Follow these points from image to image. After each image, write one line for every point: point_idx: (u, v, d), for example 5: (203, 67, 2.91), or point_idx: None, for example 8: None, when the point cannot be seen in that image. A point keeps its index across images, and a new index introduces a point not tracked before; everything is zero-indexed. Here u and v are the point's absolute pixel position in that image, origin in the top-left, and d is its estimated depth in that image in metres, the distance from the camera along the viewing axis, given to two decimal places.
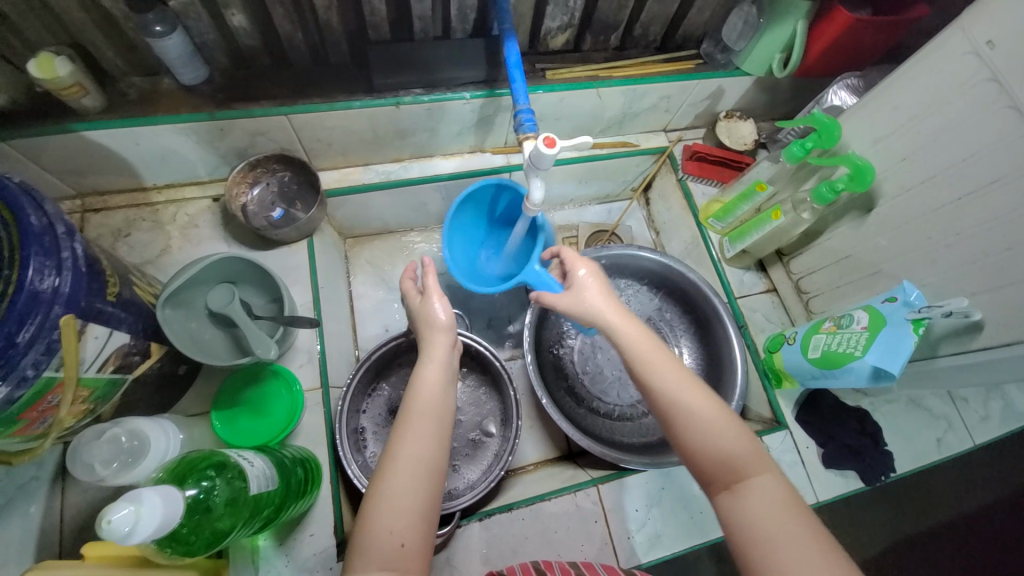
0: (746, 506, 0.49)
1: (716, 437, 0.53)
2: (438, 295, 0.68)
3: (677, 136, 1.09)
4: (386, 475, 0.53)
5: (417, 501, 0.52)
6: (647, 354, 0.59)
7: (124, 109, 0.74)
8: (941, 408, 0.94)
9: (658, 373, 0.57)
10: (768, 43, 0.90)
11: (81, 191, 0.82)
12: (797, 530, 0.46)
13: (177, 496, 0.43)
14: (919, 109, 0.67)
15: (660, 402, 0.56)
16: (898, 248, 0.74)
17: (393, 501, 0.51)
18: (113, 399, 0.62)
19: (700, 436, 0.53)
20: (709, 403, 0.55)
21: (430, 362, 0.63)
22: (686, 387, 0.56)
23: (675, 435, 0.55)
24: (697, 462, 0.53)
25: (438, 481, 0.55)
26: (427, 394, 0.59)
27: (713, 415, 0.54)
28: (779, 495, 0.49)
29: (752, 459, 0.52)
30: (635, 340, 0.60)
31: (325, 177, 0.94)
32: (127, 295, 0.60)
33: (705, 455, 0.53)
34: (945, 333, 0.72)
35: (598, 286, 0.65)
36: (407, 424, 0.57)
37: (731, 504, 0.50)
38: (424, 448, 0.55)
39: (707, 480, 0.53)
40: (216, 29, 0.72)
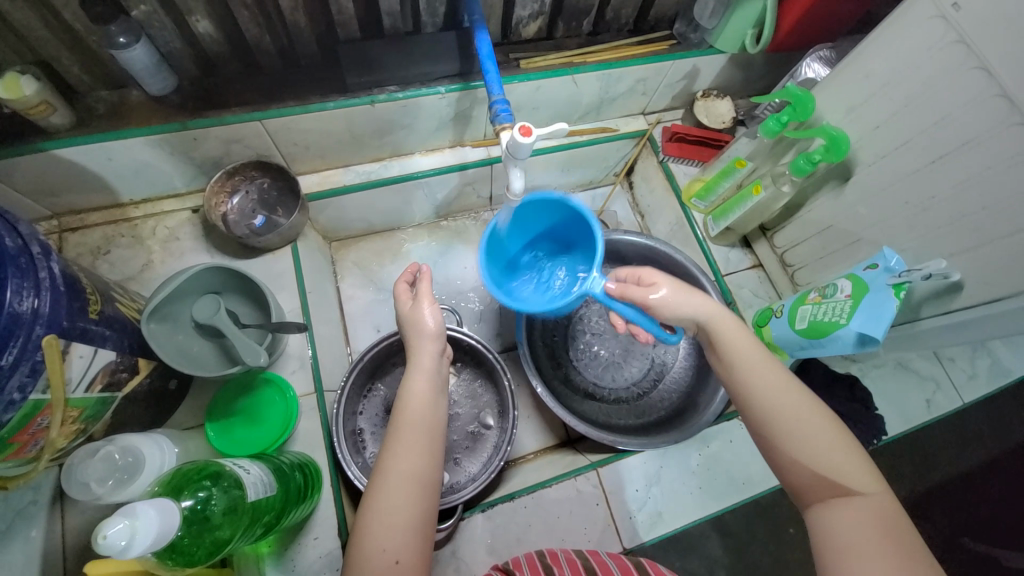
0: (843, 518, 0.49)
1: (822, 451, 0.52)
2: (427, 296, 0.65)
3: (656, 118, 1.09)
4: (379, 494, 0.54)
5: (413, 518, 0.53)
6: (758, 368, 0.57)
7: (94, 124, 0.73)
8: (928, 370, 0.96)
9: (774, 387, 0.56)
10: (739, 19, 0.90)
11: (57, 211, 0.81)
12: (889, 545, 0.47)
13: (172, 507, 0.43)
14: (890, 76, 0.67)
15: (767, 413, 0.55)
16: (877, 215, 0.75)
17: (383, 517, 0.53)
18: (104, 418, 0.62)
19: (806, 451, 0.53)
20: (818, 417, 0.54)
21: (417, 372, 0.62)
22: (789, 397, 0.55)
23: (774, 445, 0.55)
24: (794, 473, 0.53)
25: (429, 494, 0.56)
26: (415, 407, 0.59)
27: (820, 430, 0.53)
28: (877, 511, 0.49)
29: (858, 474, 0.51)
30: (743, 354, 0.58)
31: (305, 181, 0.93)
32: (110, 312, 0.60)
33: (805, 469, 0.52)
34: (926, 296, 0.73)
35: (681, 293, 0.62)
36: (396, 439, 0.57)
37: (825, 515, 0.50)
38: (412, 464, 0.55)
39: (802, 490, 0.53)
40: (181, 37, 0.71)
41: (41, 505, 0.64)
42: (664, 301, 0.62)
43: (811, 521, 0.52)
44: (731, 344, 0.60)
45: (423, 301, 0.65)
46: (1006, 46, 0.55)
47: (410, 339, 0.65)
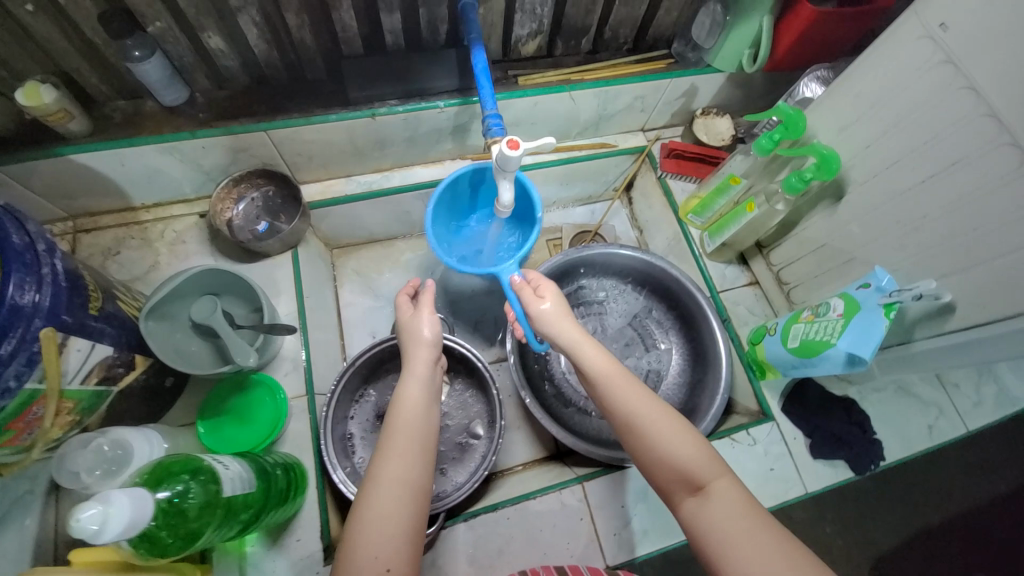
0: (707, 511, 0.51)
1: (674, 449, 0.55)
2: (427, 308, 0.70)
3: (655, 135, 1.10)
4: (370, 500, 0.53)
5: (405, 523, 0.52)
6: (608, 377, 0.60)
7: (110, 132, 0.77)
8: (932, 395, 0.93)
9: (621, 395, 0.59)
10: (736, 39, 0.92)
11: (73, 213, 0.85)
12: (750, 527, 0.49)
13: (146, 496, 0.45)
14: (880, 96, 0.68)
15: (624, 422, 0.58)
16: (869, 234, 0.74)
17: (376, 523, 0.52)
18: (99, 411, 0.64)
19: (663, 453, 0.55)
20: (666, 417, 0.57)
21: (412, 379, 0.64)
22: (642, 402, 0.58)
23: (641, 452, 0.57)
24: (659, 475, 0.56)
25: (420, 501, 0.55)
26: (410, 411, 0.60)
27: (667, 428, 0.56)
28: (737, 497, 0.51)
29: (714, 463, 0.54)
30: (601, 365, 0.61)
31: (308, 189, 0.96)
32: (109, 308, 0.62)
33: (668, 468, 0.55)
34: (919, 316, 0.72)
35: (560, 311, 0.66)
36: (391, 443, 0.57)
37: (696, 510, 0.52)
38: (406, 469, 0.55)
39: (670, 492, 0.55)
40: (194, 52, 0.75)
41: (36, 494, 0.65)
42: (544, 318, 0.66)
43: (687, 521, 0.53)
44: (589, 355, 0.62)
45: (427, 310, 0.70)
46: (993, 67, 0.55)
47: (408, 349, 0.68)
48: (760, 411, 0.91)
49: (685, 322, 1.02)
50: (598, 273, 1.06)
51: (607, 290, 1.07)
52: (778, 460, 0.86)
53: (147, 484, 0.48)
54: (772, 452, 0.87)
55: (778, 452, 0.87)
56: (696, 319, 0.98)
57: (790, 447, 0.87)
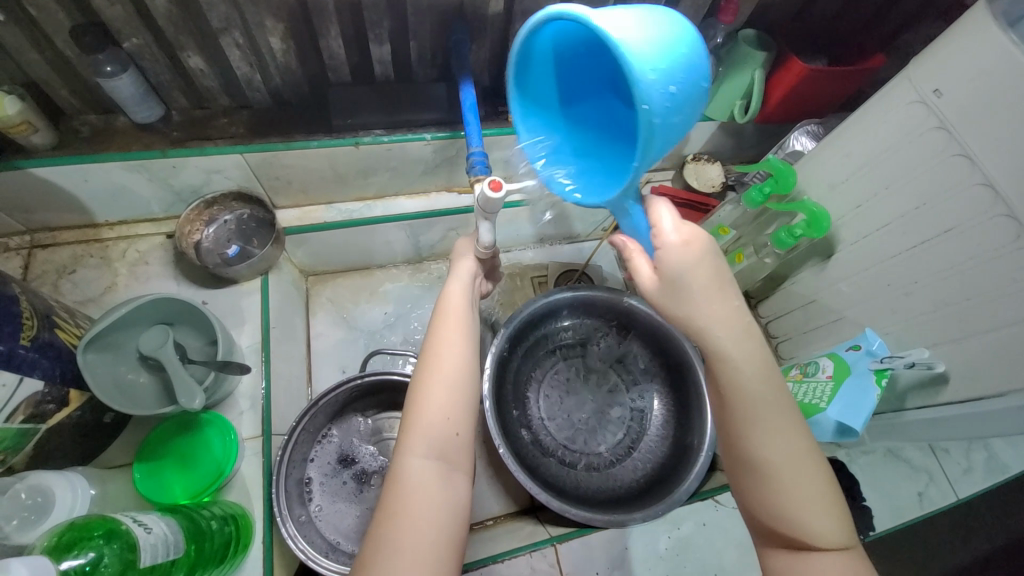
0: (806, 566, 0.48)
1: (805, 506, 0.48)
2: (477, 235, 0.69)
3: (645, 177, 1.10)
4: (433, 381, 0.55)
5: (467, 404, 0.56)
6: (759, 406, 0.50)
7: (75, 146, 0.73)
8: (922, 460, 0.88)
9: (781, 441, 0.50)
10: (727, 91, 0.92)
11: (30, 227, 0.81)
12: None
13: (49, 567, 0.39)
14: (871, 157, 0.67)
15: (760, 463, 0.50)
16: (859, 295, 0.73)
17: (443, 395, 0.54)
18: (26, 450, 0.57)
19: (794, 510, 0.48)
20: (815, 471, 0.50)
21: (456, 285, 0.64)
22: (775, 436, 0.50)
23: (761, 495, 0.50)
24: (767, 518, 0.50)
25: (473, 389, 0.57)
26: (454, 308, 0.61)
27: (807, 482, 0.49)
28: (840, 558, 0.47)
29: (842, 528, 0.49)
30: (743, 370, 0.50)
31: (286, 215, 0.92)
32: (45, 337, 0.57)
33: (787, 522, 0.49)
34: (911, 385, 0.71)
35: (695, 273, 0.51)
36: (445, 329, 0.59)
37: (789, 560, 0.49)
38: (462, 353, 0.58)
39: (770, 533, 0.50)
40: (172, 70, 0.72)
41: None
42: (681, 286, 0.52)
43: (773, 564, 0.50)
44: (740, 365, 0.51)
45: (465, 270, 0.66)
46: (986, 137, 0.54)
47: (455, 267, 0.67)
48: None
49: (671, 371, 0.98)
50: (584, 314, 1.00)
51: (593, 332, 1.02)
52: None
53: (53, 551, 0.42)
54: None
55: None
56: (683, 369, 0.94)
57: None
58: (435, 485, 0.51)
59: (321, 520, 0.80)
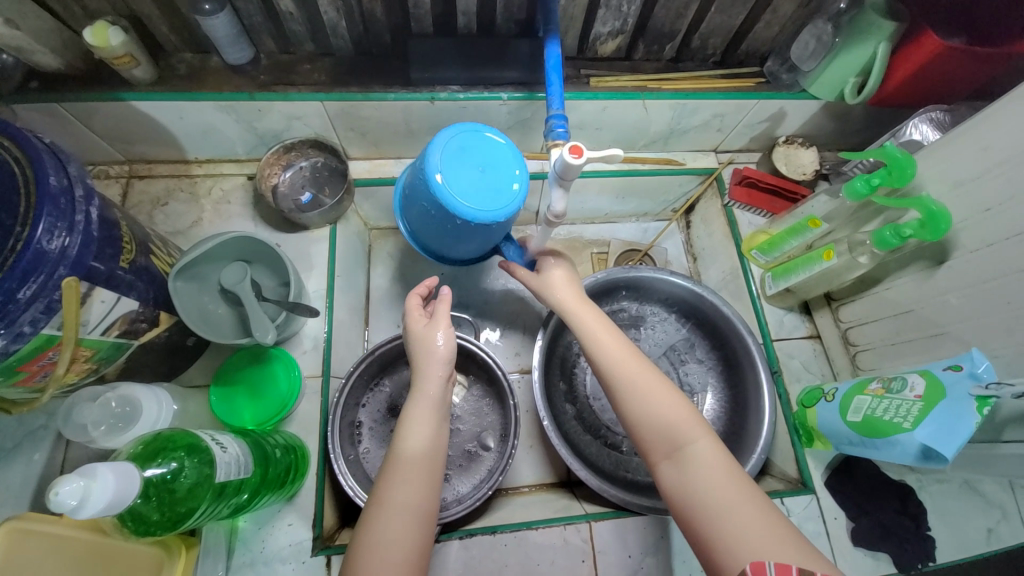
0: (684, 471, 0.54)
1: (659, 409, 0.58)
2: (444, 319, 0.67)
3: (728, 158, 1.01)
4: (374, 520, 0.54)
5: (408, 545, 0.53)
6: (603, 337, 0.65)
7: (172, 82, 0.77)
8: (1001, 496, 0.81)
9: (632, 370, 0.61)
10: (841, 66, 0.81)
11: (130, 158, 0.86)
12: (729, 489, 0.52)
13: (133, 474, 0.42)
14: (1014, 153, 0.58)
15: (614, 385, 0.61)
16: (970, 309, 0.65)
17: (381, 545, 0.52)
18: (117, 362, 0.63)
19: (648, 414, 0.58)
20: (658, 381, 0.60)
21: (422, 399, 0.62)
22: (625, 360, 0.62)
23: (628, 413, 0.59)
24: (642, 434, 0.58)
25: (428, 527, 0.56)
26: (422, 437, 0.59)
27: (655, 392, 0.59)
28: (714, 456, 0.55)
29: (694, 424, 0.57)
30: (593, 324, 0.66)
31: (357, 166, 0.94)
32: (141, 261, 0.61)
33: (649, 430, 0.57)
34: (1014, 415, 0.63)
35: (563, 277, 0.72)
36: (401, 472, 0.57)
37: (671, 470, 0.56)
38: (414, 497, 0.56)
39: (650, 450, 0.58)
40: (264, 12, 0.73)
41: (50, 432, 0.65)
42: (550, 283, 0.71)
43: (663, 480, 0.56)
44: (586, 319, 0.67)
45: (439, 324, 0.67)
46: None
47: (419, 362, 0.65)
48: (800, 480, 0.82)
49: (728, 365, 0.93)
50: (641, 297, 0.98)
51: (651, 317, 0.99)
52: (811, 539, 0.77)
53: (140, 458, 0.46)
54: (806, 529, 0.78)
55: (813, 531, 0.78)
56: (742, 365, 0.89)
57: (828, 527, 0.78)
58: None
59: (367, 462, 0.84)
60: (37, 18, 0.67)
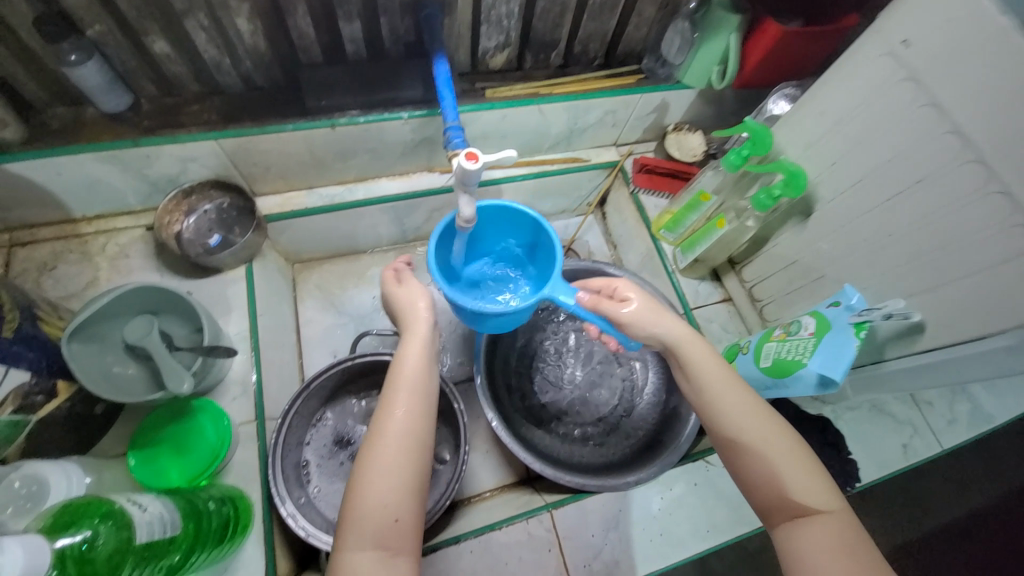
0: (809, 541, 0.51)
1: (788, 469, 0.54)
2: (415, 282, 0.67)
3: (628, 149, 1.09)
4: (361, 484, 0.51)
5: (411, 478, 0.52)
6: (721, 387, 0.59)
7: (44, 138, 0.72)
8: (905, 413, 0.91)
9: (750, 420, 0.56)
10: (705, 55, 0.91)
11: (5, 225, 0.80)
12: (859, 567, 0.48)
13: (44, 546, 0.39)
14: (845, 113, 0.68)
15: (741, 442, 0.56)
16: (838, 252, 0.75)
17: (380, 476, 0.51)
18: (16, 441, 0.58)
19: (773, 477, 0.54)
20: (791, 446, 0.55)
21: (415, 341, 0.61)
22: (751, 414, 0.57)
23: (750, 473, 0.56)
24: (761, 495, 0.55)
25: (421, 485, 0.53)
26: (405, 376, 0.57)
27: (788, 455, 0.55)
28: (844, 529, 0.51)
29: (827, 495, 0.53)
30: (704, 366, 0.60)
31: (267, 202, 0.92)
32: (27, 330, 0.57)
33: (774, 494, 0.54)
34: (889, 335, 0.72)
35: (640, 305, 0.63)
36: (396, 401, 0.55)
37: (792, 536, 0.52)
38: (411, 426, 0.54)
39: (771, 511, 0.54)
40: (138, 57, 0.71)
41: None
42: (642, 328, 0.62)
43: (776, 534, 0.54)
44: (705, 372, 0.60)
45: (415, 288, 0.65)
46: (951, 84, 0.56)
47: (405, 320, 0.64)
48: None
49: None
50: None
51: None
52: None
53: (51, 528, 0.43)
54: None
55: None
56: None
57: None
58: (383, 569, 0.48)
59: (320, 500, 0.81)
60: None
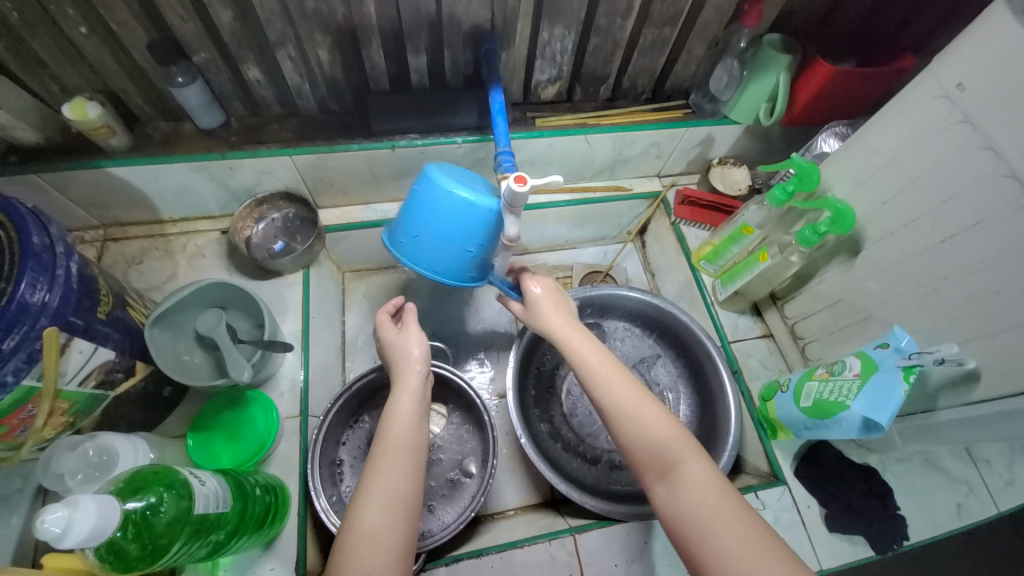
0: (678, 492, 0.54)
1: (692, 482, 0.54)
2: (415, 328, 0.70)
3: (670, 181, 1.11)
4: (341, 556, 0.51)
5: (390, 537, 0.52)
6: (621, 399, 0.60)
7: (147, 149, 0.82)
8: (961, 470, 0.85)
9: (637, 428, 0.58)
10: (753, 93, 0.93)
11: (105, 222, 0.90)
12: (723, 511, 0.52)
13: (114, 506, 0.44)
14: (897, 153, 0.67)
15: (639, 452, 0.58)
16: (888, 293, 0.73)
17: (359, 539, 0.51)
18: (94, 414, 0.64)
19: (631, 435, 0.59)
20: (688, 454, 0.56)
21: (405, 390, 0.64)
22: (643, 411, 0.59)
23: (620, 435, 0.59)
24: (633, 459, 0.58)
25: (406, 526, 0.54)
26: (400, 427, 0.60)
27: (649, 413, 0.59)
28: (755, 530, 0.50)
29: (689, 445, 0.57)
30: (606, 378, 0.62)
31: (327, 214, 0.99)
32: (117, 314, 0.64)
33: (641, 450, 0.58)
34: (943, 383, 0.69)
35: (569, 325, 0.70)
36: (383, 458, 0.57)
37: (665, 491, 0.55)
38: (392, 482, 0.55)
39: (693, 530, 0.54)
40: (233, 81, 0.81)
41: (26, 494, 0.63)
42: (539, 310, 0.72)
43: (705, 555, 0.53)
44: (575, 345, 0.67)
45: (411, 334, 0.70)
46: (1008, 128, 0.55)
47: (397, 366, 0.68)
48: (772, 473, 0.85)
49: (694, 371, 0.98)
50: (606, 313, 1.02)
51: (618, 331, 1.03)
52: (789, 529, 0.80)
53: (121, 493, 0.47)
54: (783, 520, 0.80)
55: (789, 521, 0.80)
56: (705, 369, 0.94)
57: (803, 516, 0.81)
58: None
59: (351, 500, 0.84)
60: (17, 98, 0.72)
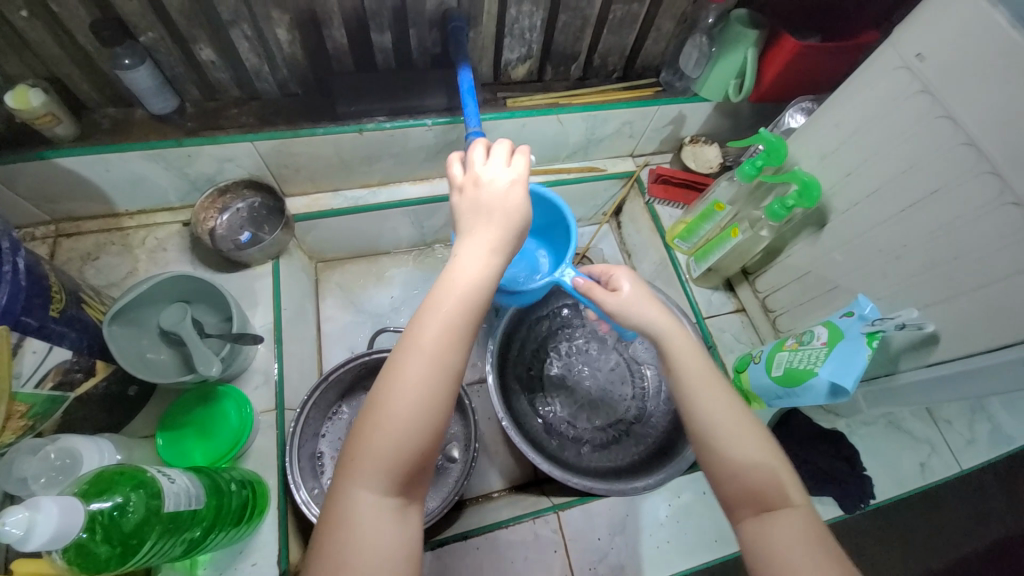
0: (772, 535, 0.50)
1: (755, 467, 0.53)
2: (518, 181, 0.54)
3: (644, 160, 1.11)
4: (365, 441, 0.45)
5: (419, 430, 0.46)
6: (693, 377, 0.57)
7: (95, 137, 0.78)
8: (922, 431, 0.89)
9: (713, 403, 0.55)
10: (722, 71, 0.93)
11: (55, 217, 0.85)
12: (821, 562, 0.47)
13: (78, 507, 0.42)
14: (859, 126, 0.69)
15: (701, 426, 0.55)
16: (853, 263, 0.75)
17: (389, 426, 0.45)
18: (53, 417, 0.62)
19: (736, 466, 0.53)
20: (753, 439, 0.54)
21: (470, 237, 0.51)
22: (707, 388, 0.56)
23: (716, 461, 0.54)
24: (725, 488, 0.54)
25: (439, 409, 0.47)
26: (463, 280, 0.49)
27: (755, 447, 0.54)
28: (806, 527, 0.50)
29: (793, 487, 0.51)
30: (679, 348, 0.59)
31: (295, 202, 0.96)
32: (72, 312, 0.61)
33: (741, 485, 0.52)
34: (903, 346, 0.72)
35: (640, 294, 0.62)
36: (433, 327, 0.48)
37: (757, 530, 0.51)
38: (441, 357, 0.47)
39: (733, 505, 0.53)
40: (186, 63, 0.77)
41: None
42: (629, 303, 0.61)
43: (742, 533, 0.52)
44: (678, 352, 0.59)
45: (498, 192, 0.53)
46: (964, 96, 0.56)
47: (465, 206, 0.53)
48: None
49: None
50: None
51: None
52: None
53: (86, 494, 0.45)
54: None
55: None
56: None
57: None
58: (388, 526, 0.45)
59: None
60: None
